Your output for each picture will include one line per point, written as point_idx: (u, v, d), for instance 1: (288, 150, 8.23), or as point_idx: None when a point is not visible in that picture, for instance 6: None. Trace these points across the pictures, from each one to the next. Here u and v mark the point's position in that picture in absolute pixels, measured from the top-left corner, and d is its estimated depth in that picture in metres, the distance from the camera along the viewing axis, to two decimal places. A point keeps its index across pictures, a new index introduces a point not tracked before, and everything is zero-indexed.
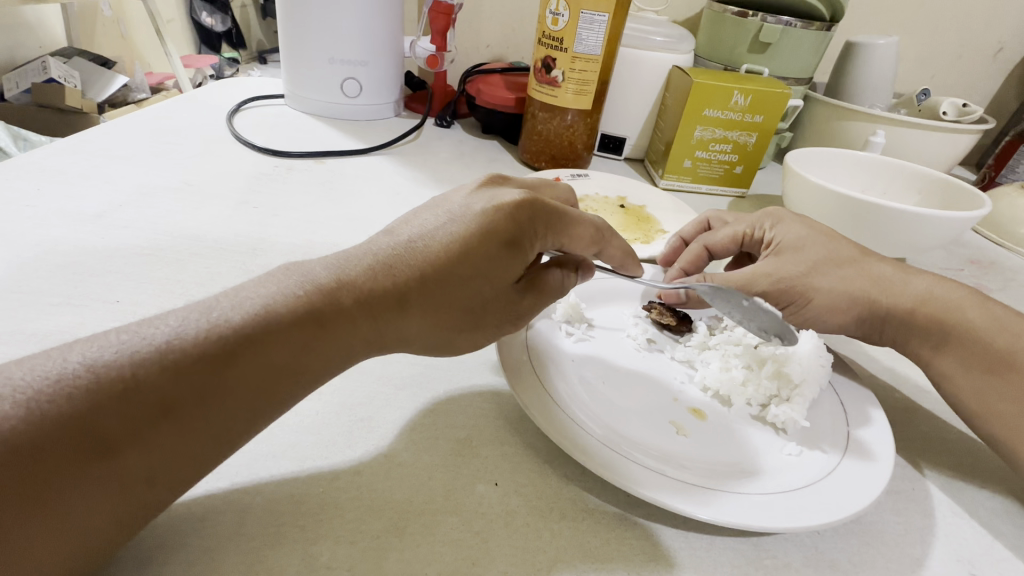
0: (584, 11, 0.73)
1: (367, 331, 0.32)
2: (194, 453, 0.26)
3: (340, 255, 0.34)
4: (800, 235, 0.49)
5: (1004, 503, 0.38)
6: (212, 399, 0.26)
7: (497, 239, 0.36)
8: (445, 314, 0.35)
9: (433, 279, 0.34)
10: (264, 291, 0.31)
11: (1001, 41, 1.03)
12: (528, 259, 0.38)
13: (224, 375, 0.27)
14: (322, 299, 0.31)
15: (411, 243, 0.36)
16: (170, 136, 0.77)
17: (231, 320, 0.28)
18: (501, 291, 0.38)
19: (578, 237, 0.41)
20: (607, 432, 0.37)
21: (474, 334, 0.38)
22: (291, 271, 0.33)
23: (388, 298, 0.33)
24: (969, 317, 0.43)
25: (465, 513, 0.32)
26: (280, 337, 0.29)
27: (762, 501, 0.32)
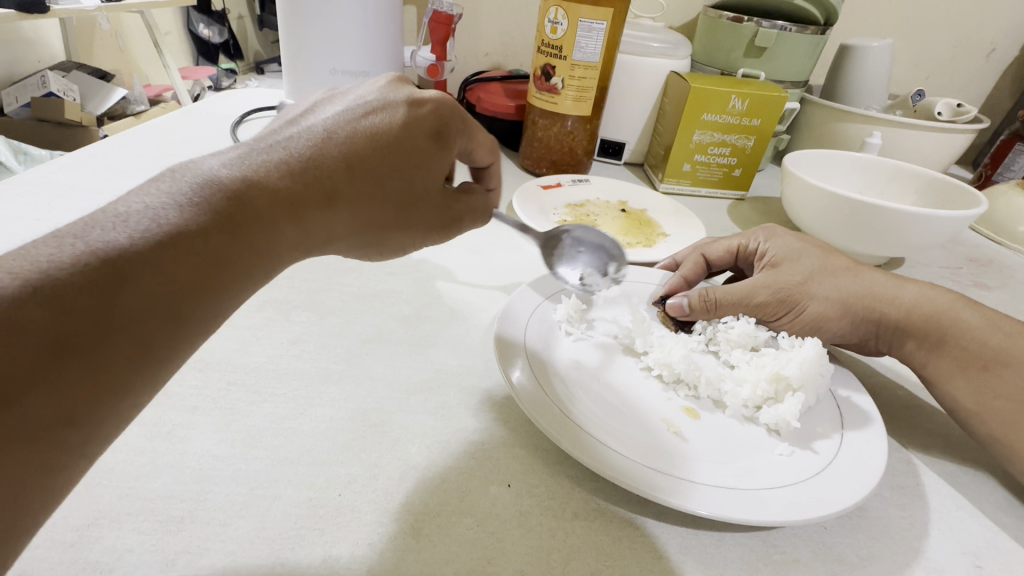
0: (582, 19, 0.74)
1: (290, 228, 0.31)
2: (114, 379, 0.24)
3: (235, 160, 0.32)
4: (791, 246, 0.50)
5: (1007, 497, 0.39)
6: (116, 317, 0.24)
7: (412, 136, 0.37)
8: (370, 207, 0.35)
9: (350, 173, 0.34)
10: (153, 203, 0.27)
11: (994, 41, 1.04)
12: (445, 154, 0.39)
13: (124, 291, 0.24)
14: (230, 204, 0.29)
15: (313, 144, 0.34)
16: (175, 149, 0.78)
17: (117, 238, 0.25)
18: (425, 192, 0.39)
19: (482, 144, 0.43)
20: (597, 426, 0.37)
21: (403, 229, 0.39)
22: (179, 178, 0.30)
23: (310, 194, 0.32)
24: (962, 318, 0.44)
25: (480, 514, 0.32)
26: (190, 244, 0.27)
27: (762, 498, 0.33)
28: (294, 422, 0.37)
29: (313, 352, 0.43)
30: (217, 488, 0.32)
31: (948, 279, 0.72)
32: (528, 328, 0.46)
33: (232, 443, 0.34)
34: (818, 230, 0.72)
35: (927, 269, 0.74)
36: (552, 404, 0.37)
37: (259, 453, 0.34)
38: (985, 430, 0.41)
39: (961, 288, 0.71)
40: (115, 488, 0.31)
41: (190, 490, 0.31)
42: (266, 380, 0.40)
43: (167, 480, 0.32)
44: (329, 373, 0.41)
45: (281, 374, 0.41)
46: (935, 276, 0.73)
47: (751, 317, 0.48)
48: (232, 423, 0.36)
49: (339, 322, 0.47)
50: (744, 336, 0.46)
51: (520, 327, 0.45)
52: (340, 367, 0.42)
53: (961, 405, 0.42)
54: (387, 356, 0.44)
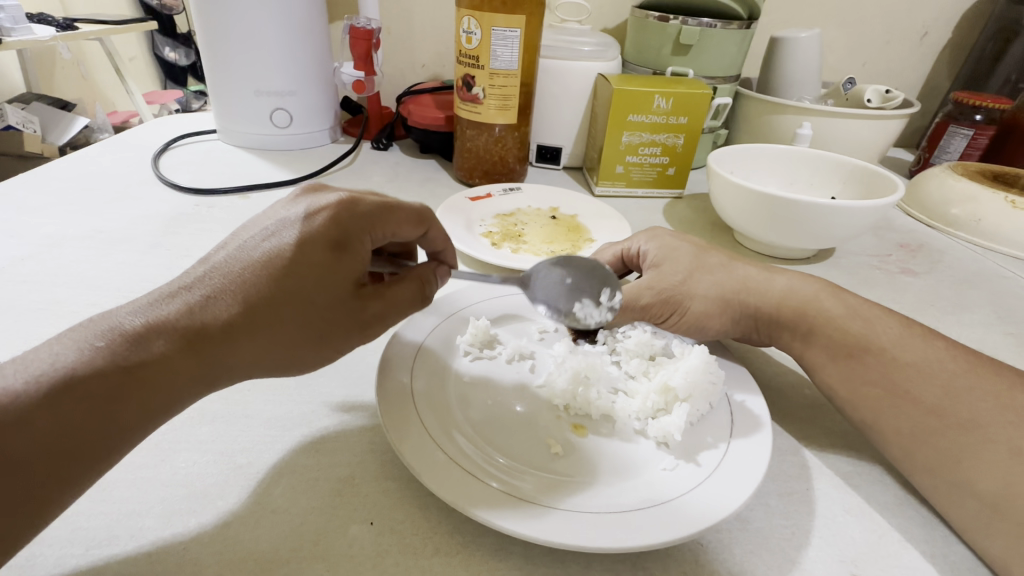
0: (496, 28, 0.73)
1: (186, 366, 0.32)
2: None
3: (150, 300, 0.35)
4: (668, 247, 0.49)
5: (900, 496, 0.38)
6: (2, 466, 0.27)
7: (316, 246, 0.37)
8: (276, 331, 0.35)
9: (250, 302, 0.35)
10: (57, 352, 0.31)
11: (925, 25, 1.05)
12: (354, 258, 0.38)
13: (8, 441, 0.27)
14: (125, 348, 0.31)
15: (223, 271, 0.36)
16: (90, 182, 0.76)
17: (15, 387, 0.29)
18: (336, 299, 0.37)
19: (402, 223, 0.42)
20: (470, 453, 0.36)
21: (324, 345, 0.37)
22: (93, 326, 0.33)
23: (208, 331, 0.33)
24: (825, 308, 0.44)
25: (333, 558, 0.31)
26: (75, 392, 0.29)
27: (628, 520, 0.32)
28: (151, 471, 0.35)
29: None
30: (48, 551, 0.30)
31: (877, 267, 0.72)
32: (423, 351, 0.45)
33: (76, 500, 0.33)
34: (742, 224, 0.71)
35: (857, 259, 0.74)
36: (414, 423, 0.37)
37: (103, 508, 0.32)
38: (858, 416, 0.40)
39: (889, 276, 0.70)
40: None
41: (19, 555, 0.30)
42: None
43: None
44: (203, 414, 0.40)
45: None
46: (864, 265, 0.72)
47: (640, 322, 0.47)
48: None
49: None
50: (640, 346, 0.46)
51: (409, 350, 0.44)
52: (217, 406, 0.40)
53: (835, 393, 0.41)
54: (271, 390, 0.42)
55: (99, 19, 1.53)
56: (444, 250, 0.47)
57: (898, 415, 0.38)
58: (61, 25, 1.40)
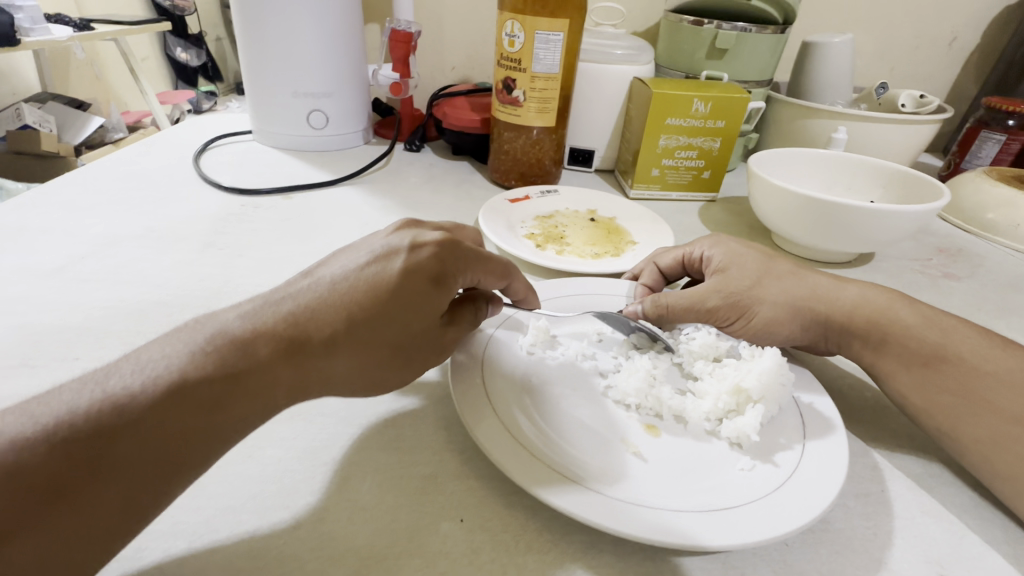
0: (539, 31, 0.74)
1: (285, 377, 0.32)
2: (103, 530, 0.26)
3: (252, 308, 0.34)
4: (735, 253, 0.50)
5: (974, 499, 0.38)
6: (109, 471, 0.26)
7: (420, 275, 0.37)
8: (370, 353, 0.35)
9: (352, 320, 0.34)
10: (166, 355, 0.30)
11: (955, 30, 1.05)
12: (450, 291, 0.38)
13: (119, 444, 0.26)
14: (232, 358, 0.31)
15: (323, 285, 0.36)
16: (135, 182, 0.77)
17: (129, 386, 0.28)
18: (425, 327, 0.37)
19: (490, 274, 0.43)
20: (553, 451, 0.36)
21: (406, 368, 0.37)
22: (198, 329, 0.32)
23: (308, 346, 0.33)
24: (901, 317, 0.44)
25: (429, 554, 0.31)
26: (185, 399, 0.28)
27: (720, 520, 0.32)
28: (240, 467, 0.36)
29: None
30: (153, 544, 0.31)
31: (918, 272, 0.72)
32: (488, 348, 0.45)
33: None
34: (784, 228, 0.72)
35: (897, 263, 0.74)
36: (496, 419, 0.37)
37: (200, 503, 0.33)
38: (933, 423, 0.41)
39: (931, 280, 0.71)
40: None
41: (124, 548, 0.30)
42: None
43: None
44: (280, 411, 0.40)
45: None
46: (905, 269, 0.73)
47: (704, 324, 0.48)
48: None
49: None
50: (704, 348, 0.46)
51: (477, 348, 0.44)
52: (293, 403, 0.41)
53: (908, 401, 0.42)
54: None
55: (113, 20, 1.55)
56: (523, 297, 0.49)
57: (976, 423, 0.39)
58: (77, 25, 1.42)
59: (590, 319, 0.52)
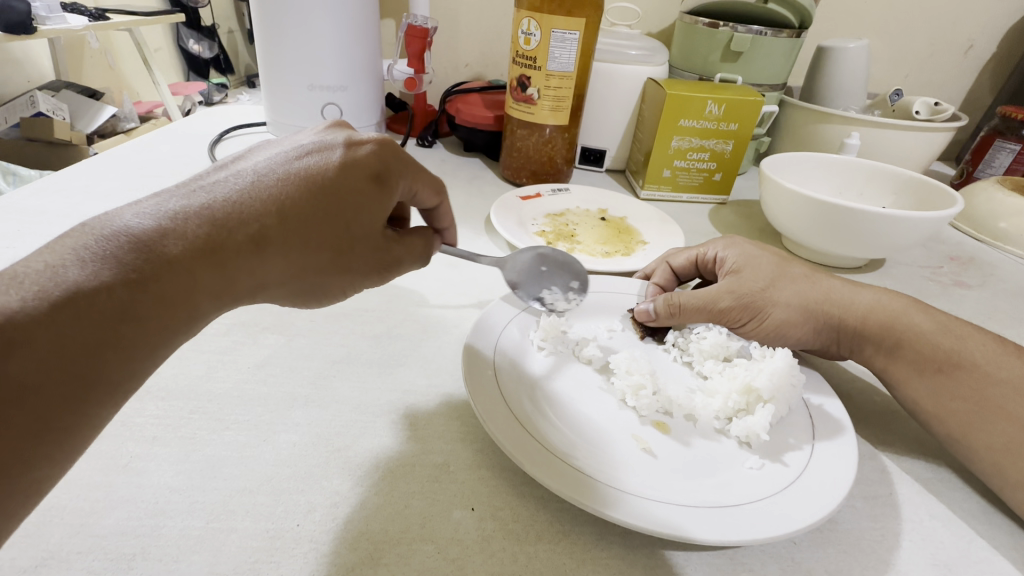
0: (555, 30, 0.74)
1: (211, 277, 0.30)
2: (13, 455, 0.23)
3: (158, 206, 0.31)
4: (748, 254, 0.51)
5: (982, 504, 0.38)
6: (19, 382, 0.24)
7: (356, 176, 0.37)
8: (306, 250, 0.35)
9: (283, 215, 0.34)
10: (64, 258, 0.27)
11: (971, 39, 1.05)
12: (389, 196, 0.39)
13: (24, 352, 0.24)
14: (147, 253, 0.29)
15: (245, 185, 0.34)
16: (151, 170, 0.78)
17: (6, 301, 0.24)
18: (365, 233, 0.38)
19: (427, 186, 0.43)
20: (563, 444, 0.37)
21: (344, 272, 0.38)
22: (88, 230, 0.29)
23: (236, 240, 0.32)
24: (916, 322, 0.45)
25: (441, 541, 0.32)
26: (99, 298, 0.26)
27: (730, 516, 0.32)
28: (257, 450, 0.36)
29: (279, 375, 0.43)
30: (172, 522, 0.31)
31: (929, 279, 0.72)
32: (499, 343, 0.45)
33: (190, 475, 0.34)
34: (795, 231, 0.72)
35: (908, 270, 0.74)
36: (508, 410, 0.38)
37: (218, 485, 0.33)
38: (944, 430, 0.41)
39: (942, 288, 0.71)
40: (67, 526, 0.30)
41: (145, 525, 0.31)
42: (228, 407, 0.39)
43: (122, 515, 0.31)
44: (295, 397, 0.41)
45: (245, 400, 0.40)
46: (916, 276, 0.73)
47: (716, 324, 0.48)
48: (193, 453, 0.35)
49: (307, 342, 0.46)
50: (715, 347, 0.47)
51: (490, 343, 0.45)
52: (307, 390, 0.42)
53: (920, 407, 0.42)
54: (356, 377, 0.43)
55: (126, 10, 1.56)
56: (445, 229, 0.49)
57: (989, 430, 0.39)
58: (92, 14, 1.43)
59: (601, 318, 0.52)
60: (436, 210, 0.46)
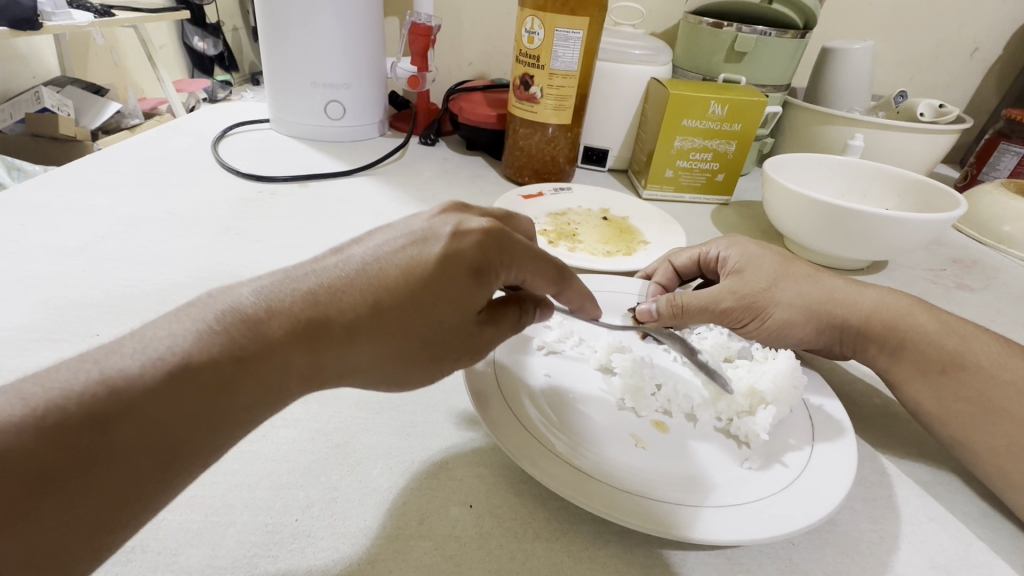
0: (559, 29, 0.74)
1: (301, 363, 0.29)
2: (80, 532, 0.23)
3: (270, 279, 0.31)
4: (752, 254, 0.51)
5: (983, 508, 0.38)
6: (99, 461, 0.23)
7: (463, 268, 0.34)
8: (396, 342, 0.32)
9: (380, 305, 0.31)
10: (173, 332, 0.27)
11: (977, 41, 1.04)
12: (491, 289, 0.35)
13: (111, 432, 0.24)
14: (244, 336, 0.28)
15: (354, 266, 0.33)
16: (154, 166, 0.78)
17: (124, 368, 0.25)
18: (459, 324, 0.34)
19: (540, 274, 0.38)
20: (564, 443, 0.37)
21: (432, 365, 0.35)
22: (208, 302, 0.30)
23: (329, 327, 0.30)
24: (920, 322, 0.44)
25: (439, 537, 0.32)
26: (188, 380, 0.26)
27: (732, 517, 0.32)
28: (256, 445, 0.36)
29: None
30: (170, 515, 0.31)
31: (932, 281, 0.72)
32: (500, 339, 0.46)
33: None
34: (798, 232, 0.71)
35: (910, 272, 0.74)
36: (507, 407, 0.38)
37: (216, 479, 0.34)
38: (947, 432, 0.41)
39: (945, 291, 0.70)
40: None
41: (144, 518, 0.31)
42: None
43: None
44: None
45: None
46: (918, 279, 0.72)
47: (718, 324, 0.48)
48: None
49: None
50: (715, 348, 0.48)
51: (490, 340, 0.45)
52: None
53: (923, 408, 0.42)
54: None
55: (131, 7, 1.56)
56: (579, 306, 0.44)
57: (992, 432, 0.39)
58: (97, 11, 1.43)
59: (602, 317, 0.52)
60: (559, 294, 0.41)
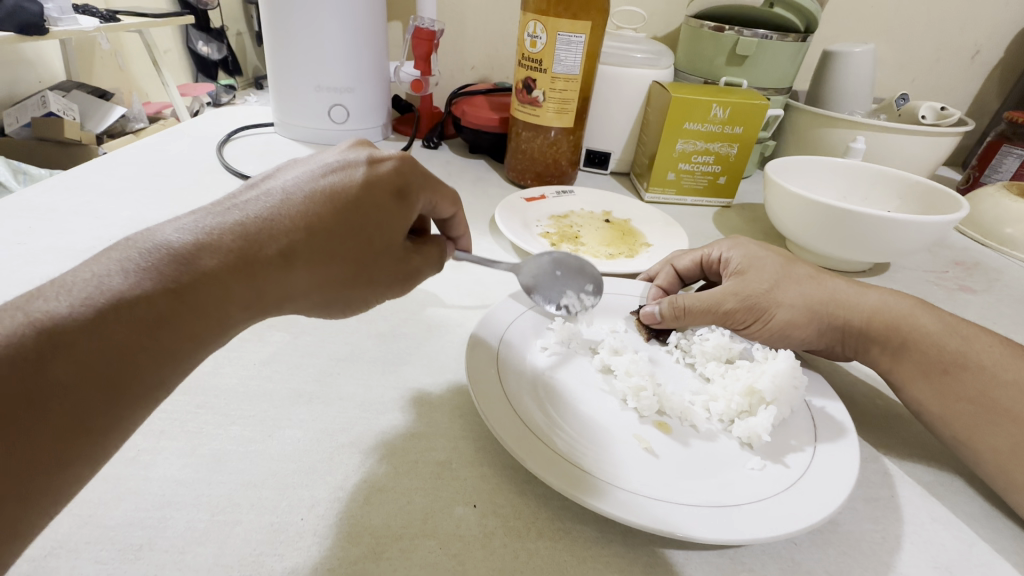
0: (561, 32, 0.75)
1: (240, 289, 0.31)
2: (47, 457, 0.24)
3: (193, 218, 0.32)
4: (753, 255, 0.51)
5: (986, 509, 0.38)
6: (53, 393, 0.25)
7: (380, 191, 0.37)
8: (327, 265, 0.34)
9: (308, 231, 0.33)
10: (104, 271, 0.28)
11: (978, 44, 1.05)
12: (407, 211, 0.38)
13: (59, 362, 0.25)
14: (177, 267, 0.29)
15: (273, 201, 0.34)
16: (161, 169, 0.79)
17: (59, 307, 0.26)
18: (387, 246, 0.38)
19: (444, 196, 0.42)
20: (565, 442, 0.37)
21: (363, 288, 0.38)
22: (132, 244, 0.30)
23: (263, 256, 0.32)
24: (922, 323, 0.45)
25: (443, 536, 0.32)
26: (130, 310, 0.27)
27: (740, 519, 0.32)
28: (262, 445, 0.37)
29: (284, 372, 0.43)
30: (178, 514, 0.32)
31: (934, 283, 0.72)
32: (501, 339, 0.46)
33: (195, 468, 0.34)
34: (799, 234, 0.71)
35: (912, 274, 0.74)
36: (510, 408, 0.38)
37: (223, 478, 0.34)
38: (950, 433, 0.41)
39: (947, 293, 0.70)
40: (75, 516, 0.31)
41: (151, 516, 0.31)
42: (234, 402, 0.40)
43: (129, 505, 0.32)
44: (299, 394, 0.41)
45: (251, 396, 0.41)
46: (920, 280, 0.73)
47: (720, 325, 0.48)
48: (198, 447, 0.36)
49: (311, 340, 0.47)
50: (717, 348, 0.47)
51: (494, 341, 0.45)
52: (311, 387, 0.42)
53: (926, 409, 0.43)
54: (359, 374, 0.44)
55: (137, 12, 1.58)
56: (460, 236, 0.47)
57: (995, 432, 0.39)
58: (104, 16, 1.45)
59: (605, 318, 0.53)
60: (453, 220, 0.45)
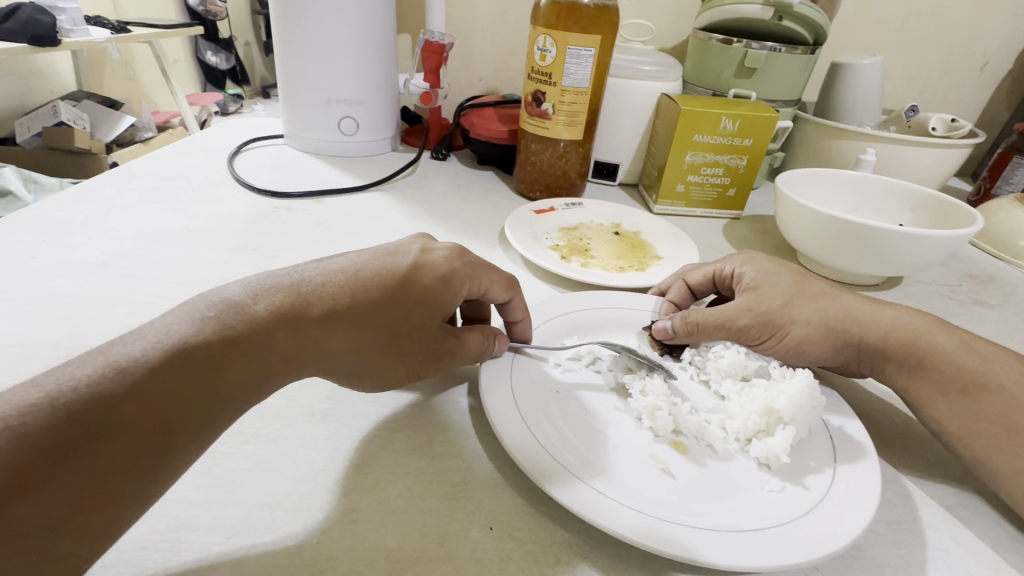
0: (571, 46, 0.75)
1: (286, 346, 0.33)
2: (96, 500, 0.26)
3: (256, 280, 0.36)
4: (766, 271, 0.51)
5: (1010, 532, 0.38)
6: (111, 434, 0.27)
7: (426, 273, 0.40)
8: (367, 333, 0.36)
9: (354, 300, 0.36)
10: (172, 323, 0.31)
11: (987, 54, 1.04)
12: (453, 292, 0.40)
13: (122, 405, 0.27)
14: (233, 322, 0.32)
15: (328, 270, 0.38)
16: (173, 181, 0.79)
17: (131, 352, 0.29)
18: (427, 321, 0.39)
19: (495, 282, 0.43)
20: (579, 461, 0.37)
21: (401, 361, 0.39)
22: (200, 300, 0.34)
23: (311, 316, 0.35)
24: (939, 342, 0.44)
25: (459, 560, 0.31)
26: (188, 359, 0.30)
27: (761, 543, 0.32)
28: (276, 465, 0.36)
29: (297, 390, 0.43)
30: (192, 537, 0.31)
31: (948, 297, 0.71)
32: (512, 357, 0.45)
33: (209, 489, 0.34)
34: (811, 248, 0.71)
35: (926, 288, 0.74)
36: (523, 426, 0.38)
37: (237, 499, 0.34)
38: (969, 453, 0.40)
39: (962, 307, 0.70)
40: None
41: (166, 539, 0.31)
42: (247, 420, 0.39)
43: (143, 528, 0.32)
44: (313, 412, 0.41)
45: (264, 414, 0.40)
46: (934, 294, 0.72)
47: (734, 341, 0.48)
48: (212, 467, 0.36)
49: None
50: (732, 366, 0.46)
51: (505, 357, 0.45)
52: (324, 405, 0.42)
53: (944, 428, 0.42)
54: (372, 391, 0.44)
55: (147, 23, 1.60)
56: (520, 321, 0.47)
57: (1017, 454, 0.38)
58: (114, 28, 1.47)
59: (618, 334, 0.53)
60: (509, 304, 0.46)
